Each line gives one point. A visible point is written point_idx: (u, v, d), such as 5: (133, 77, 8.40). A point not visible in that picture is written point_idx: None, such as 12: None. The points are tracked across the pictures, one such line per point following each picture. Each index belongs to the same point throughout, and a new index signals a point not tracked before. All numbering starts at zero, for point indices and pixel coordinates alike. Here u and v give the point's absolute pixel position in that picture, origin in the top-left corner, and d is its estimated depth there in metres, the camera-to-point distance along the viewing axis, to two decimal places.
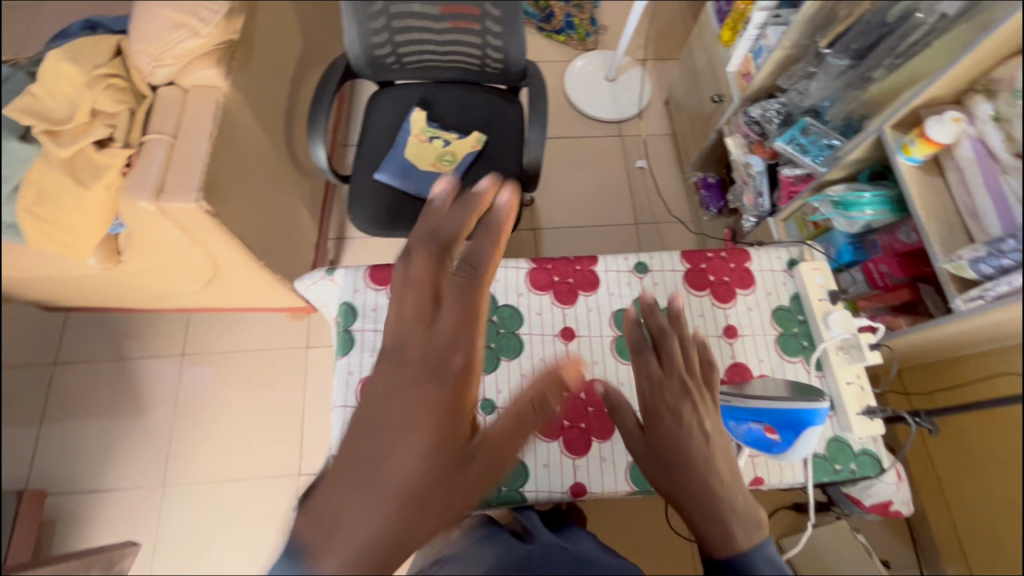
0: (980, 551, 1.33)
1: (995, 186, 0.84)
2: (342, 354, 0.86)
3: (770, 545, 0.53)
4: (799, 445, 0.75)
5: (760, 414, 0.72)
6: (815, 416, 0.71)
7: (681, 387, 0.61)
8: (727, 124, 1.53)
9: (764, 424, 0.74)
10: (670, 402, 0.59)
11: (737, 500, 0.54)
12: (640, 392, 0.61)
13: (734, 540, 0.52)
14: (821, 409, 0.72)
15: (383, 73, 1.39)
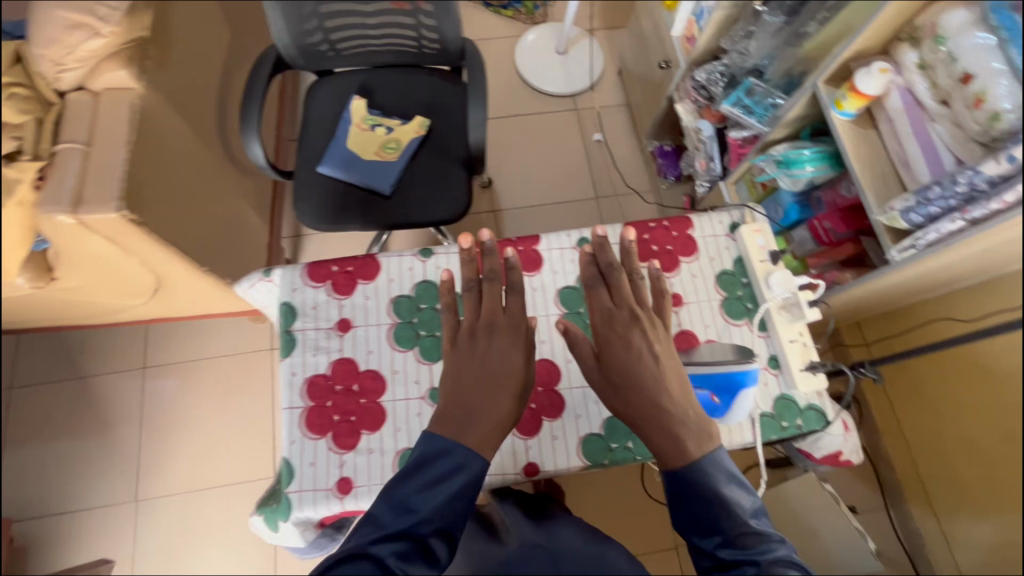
0: (940, 487, 1.39)
1: (923, 135, 0.85)
2: (285, 356, 0.85)
3: (720, 450, 0.63)
4: (736, 406, 0.76)
5: (699, 380, 0.74)
6: (746, 377, 0.73)
7: (630, 318, 0.73)
8: (676, 90, 1.50)
9: (705, 390, 0.75)
10: (620, 331, 0.72)
11: (687, 416, 0.65)
12: (598, 325, 0.75)
13: (685, 449, 0.63)
14: (752, 370, 0.73)
15: (319, 62, 1.34)
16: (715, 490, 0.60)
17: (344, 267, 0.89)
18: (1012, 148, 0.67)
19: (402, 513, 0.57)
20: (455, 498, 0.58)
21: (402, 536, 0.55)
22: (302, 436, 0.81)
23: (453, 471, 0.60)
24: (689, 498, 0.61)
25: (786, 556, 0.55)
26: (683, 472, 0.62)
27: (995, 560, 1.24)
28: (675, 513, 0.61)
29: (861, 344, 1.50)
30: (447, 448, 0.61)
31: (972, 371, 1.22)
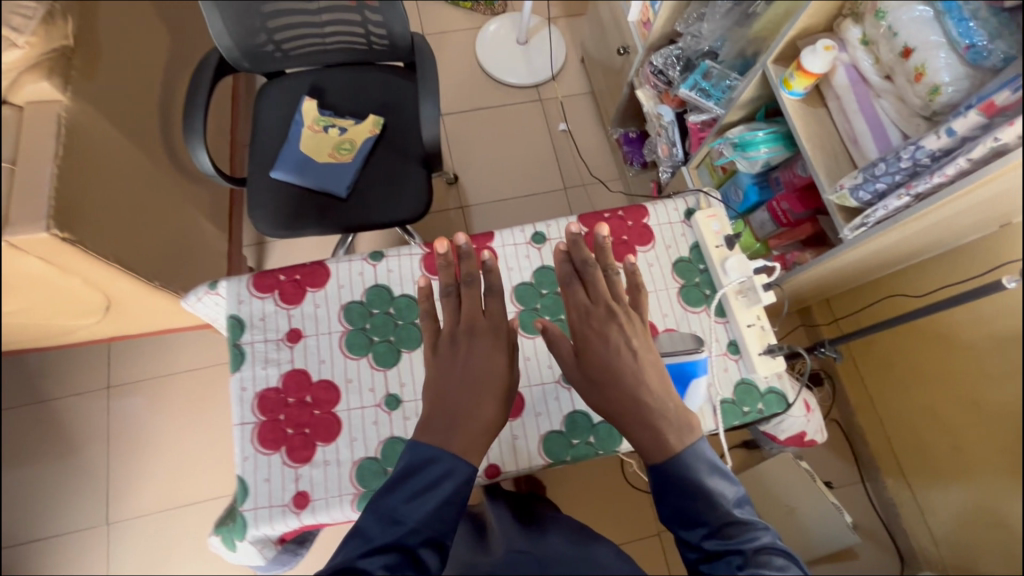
0: (912, 457, 1.41)
1: (870, 111, 0.85)
2: (234, 370, 0.82)
3: (702, 442, 0.62)
4: (691, 397, 0.78)
5: None
6: (697, 367, 0.75)
7: (608, 314, 0.72)
8: (636, 76, 1.48)
9: None
10: (597, 327, 0.71)
11: (667, 408, 0.63)
12: (575, 323, 0.73)
13: (667, 443, 0.61)
14: (701, 360, 0.75)
15: (266, 64, 1.30)
16: (697, 483, 0.59)
17: (292, 275, 0.86)
18: (952, 121, 0.67)
19: (390, 526, 0.56)
20: (442, 508, 0.57)
21: (392, 548, 0.55)
22: (255, 453, 0.78)
23: (440, 478, 0.59)
24: (671, 493, 0.60)
25: (771, 545, 0.55)
26: (662, 466, 0.60)
27: (966, 526, 1.26)
28: (660, 507, 0.61)
29: (830, 319, 1.50)
30: (434, 455, 0.60)
31: (944, 345, 1.24)
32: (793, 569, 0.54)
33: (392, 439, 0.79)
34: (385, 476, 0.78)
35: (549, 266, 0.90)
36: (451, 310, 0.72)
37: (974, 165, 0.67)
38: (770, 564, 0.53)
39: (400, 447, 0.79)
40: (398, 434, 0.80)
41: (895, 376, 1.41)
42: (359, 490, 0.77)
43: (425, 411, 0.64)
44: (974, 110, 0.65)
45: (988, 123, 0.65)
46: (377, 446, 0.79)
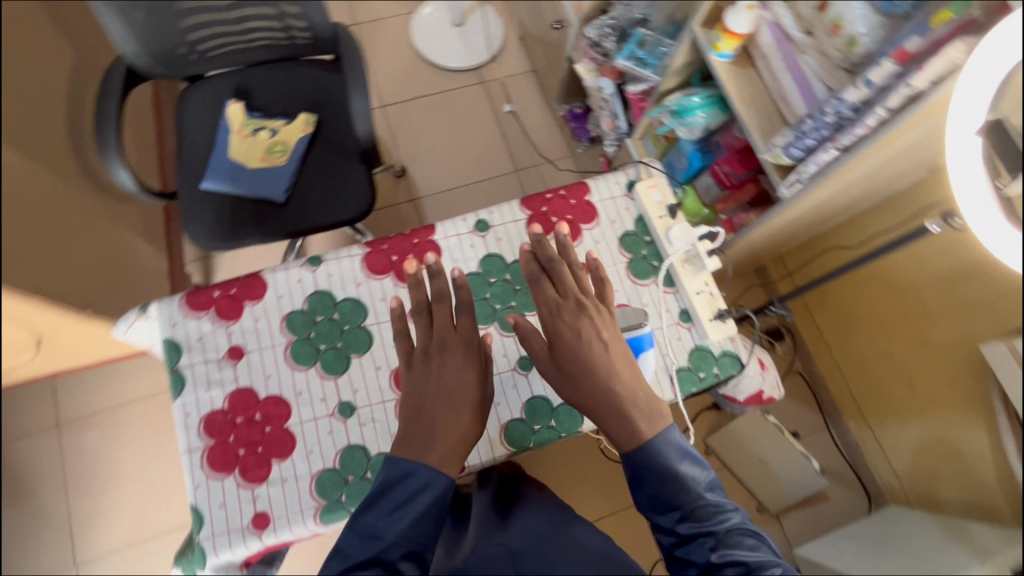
0: (870, 398, 1.45)
1: (795, 68, 0.85)
2: (175, 397, 0.78)
3: (673, 430, 0.62)
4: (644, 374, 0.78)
5: None
6: (642, 342, 0.75)
7: (578, 308, 0.69)
8: (574, 50, 1.43)
9: None
10: (569, 322, 0.68)
11: (629, 386, 0.64)
12: (545, 319, 0.70)
13: (633, 423, 0.62)
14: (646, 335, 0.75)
15: (182, 68, 1.22)
16: (672, 472, 0.60)
17: (227, 290, 0.82)
18: (869, 72, 0.68)
19: (369, 544, 0.56)
20: (420, 519, 0.57)
21: (372, 565, 0.55)
22: (207, 478, 0.75)
23: (418, 491, 0.58)
24: (645, 481, 0.61)
25: (741, 529, 0.58)
26: (636, 455, 0.61)
27: (925, 458, 1.32)
28: (636, 494, 0.62)
29: (783, 268, 1.48)
30: (411, 469, 0.59)
31: (894, 289, 1.30)
32: (763, 547, 0.57)
33: (350, 447, 0.77)
34: (346, 485, 0.76)
35: (495, 254, 0.88)
36: (423, 328, 0.70)
37: (893, 114, 0.69)
38: (742, 548, 0.56)
39: (359, 455, 0.77)
40: (355, 441, 0.78)
41: (850, 322, 1.45)
42: (321, 503, 0.75)
43: (400, 423, 0.63)
44: (888, 59, 0.65)
45: (902, 71, 0.66)
46: (334, 457, 0.77)
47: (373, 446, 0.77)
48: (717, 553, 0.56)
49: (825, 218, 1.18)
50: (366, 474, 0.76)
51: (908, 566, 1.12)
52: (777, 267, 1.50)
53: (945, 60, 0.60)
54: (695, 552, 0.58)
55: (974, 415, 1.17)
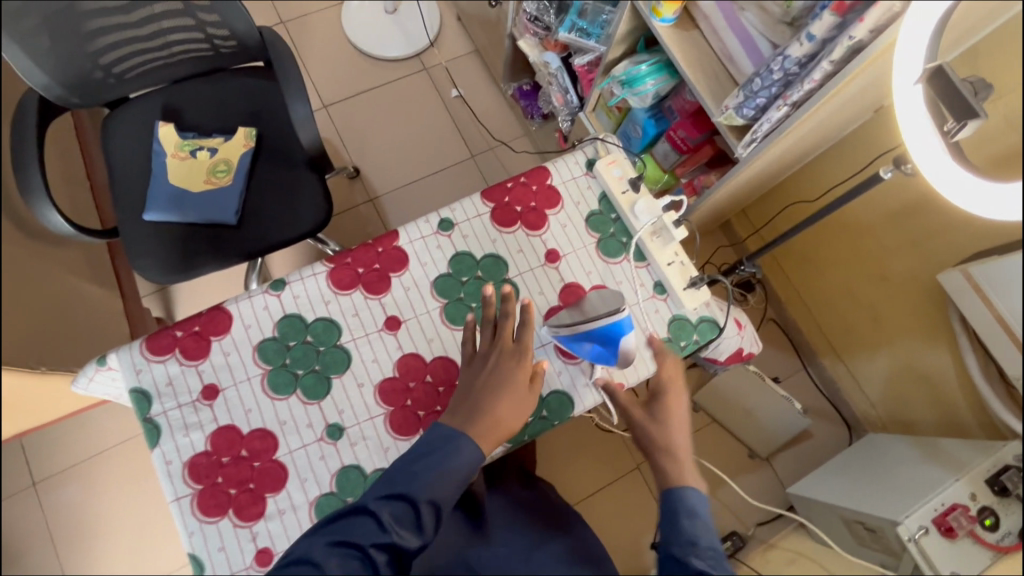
0: (842, 335, 1.49)
1: (738, 26, 0.85)
2: (152, 446, 0.75)
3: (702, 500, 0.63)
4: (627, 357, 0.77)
5: (584, 336, 0.75)
6: (622, 326, 0.74)
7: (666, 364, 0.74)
8: (513, 26, 1.42)
9: (594, 344, 0.76)
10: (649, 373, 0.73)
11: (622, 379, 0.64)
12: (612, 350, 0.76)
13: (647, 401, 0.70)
14: (625, 318, 0.74)
15: (100, 94, 1.14)
16: (702, 533, 0.59)
17: (190, 328, 0.78)
18: (810, 26, 0.67)
19: (400, 484, 0.61)
20: (448, 473, 0.63)
21: (399, 501, 0.60)
22: (201, 524, 0.73)
23: (453, 451, 0.64)
24: (677, 528, 0.60)
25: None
26: (680, 491, 0.63)
27: (897, 385, 1.39)
28: (663, 534, 0.62)
29: (745, 218, 1.50)
30: (455, 435, 0.65)
31: (855, 230, 1.34)
32: None
33: (345, 469, 0.76)
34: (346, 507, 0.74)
35: (464, 252, 0.86)
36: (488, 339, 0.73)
37: (837, 66, 0.69)
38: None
39: (355, 474, 0.76)
40: (349, 462, 0.76)
41: (816, 265, 1.48)
42: None
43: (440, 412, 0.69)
44: (827, 11, 0.65)
45: (841, 22, 0.66)
46: (330, 480, 0.75)
47: (368, 464, 0.76)
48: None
49: (786, 168, 1.19)
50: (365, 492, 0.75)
51: (891, 489, 1.18)
52: (740, 217, 1.50)
53: (882, 10, 0.60)
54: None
55: (936, 340, 1.24)
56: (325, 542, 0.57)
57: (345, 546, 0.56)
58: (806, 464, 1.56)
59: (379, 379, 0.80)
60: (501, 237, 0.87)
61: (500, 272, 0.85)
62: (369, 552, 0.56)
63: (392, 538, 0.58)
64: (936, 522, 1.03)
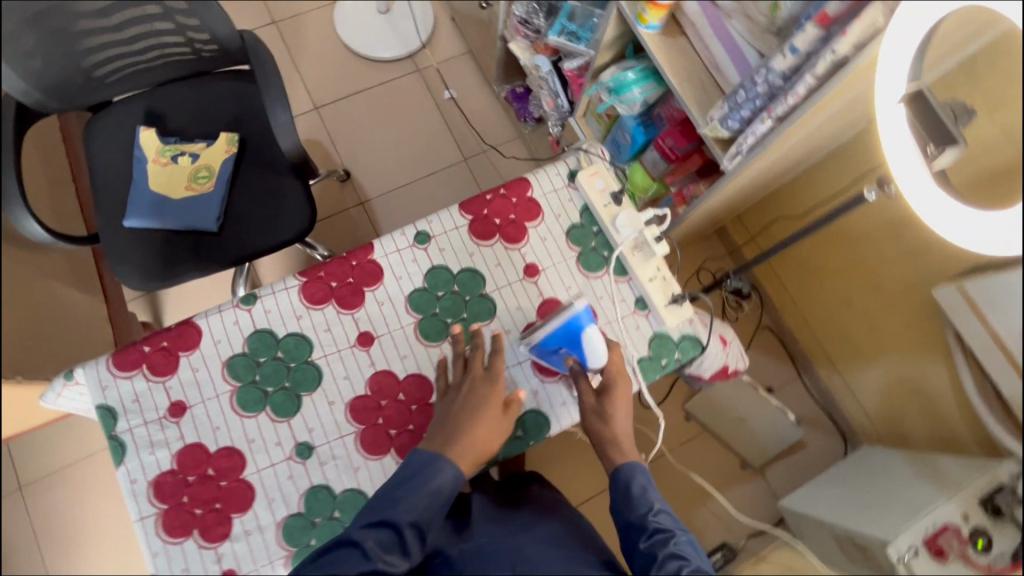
0: (838, 344, 1.46)
1: (724, 33, 0.82)
2: (118, 464, 0.74)
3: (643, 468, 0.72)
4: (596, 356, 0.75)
5: (549, 341, 0.76)
6: (579, 321, 0.74)
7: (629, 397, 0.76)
8: (504, 28, 1.37)
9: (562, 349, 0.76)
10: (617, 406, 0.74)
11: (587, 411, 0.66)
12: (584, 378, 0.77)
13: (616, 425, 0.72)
14: (582, 312, 0.75)
15: (81, 98, 1.12)
16: (654, 498, 0.70)
17: (158, 343, 0.77)
18: (793, 39, 0.65)
19: (381, 511, 0.63)
20: (427, 495, 0.64)
21: (382, 528, 0.62)
22: (165, 544, 0.72)
23: (431, 476, 0.65)
24: (632, 500, 0.70)
25: (701, 560, 0.65)
26: (629, 469, 0.72)
27: (893, 400, 1.36)
28: (619, 508, 0.71)
29: (740, 225, 1.47)
30: (433, 458, 0.67)
31: (851, 240, 1.31)
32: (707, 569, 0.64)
33: (313, 489, 0.74)
34: (314, 528, 0.73)
35: (440, 265, 0.84)
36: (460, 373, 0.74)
37: (821, 80, 0.66)
38: (699, 565, 0.64)
39: (324, 494, 0.74)
40: (318, 482, 0.75)
41: (812, 273, 1.45)
42: (291, 550, 0.72)
43: None
44: (810, 23, 0.63)
45: (825, 35, 0.63)
46: (298, 501, 0.74)
47: (337, 484, 0.75)
48: (689, 570, 0.62)
49: (780, 176, 1.16)
50: (333, 513, 0.74)
51: (884, 506, 1.16)
52: (734, 223, 1.47)
53: (866, 22, 0.58)
54: (663, 563, 0.64)
55: (931, 353, 1.20)
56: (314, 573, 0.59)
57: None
58: (799, 476, 1.53)
59: (351, 397, 0.78)
60: (479, 250, 0.85)
61: (477, 287, 0.83)
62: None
63: (377, 564, 0.59)
64: (925, 544, 1.02)
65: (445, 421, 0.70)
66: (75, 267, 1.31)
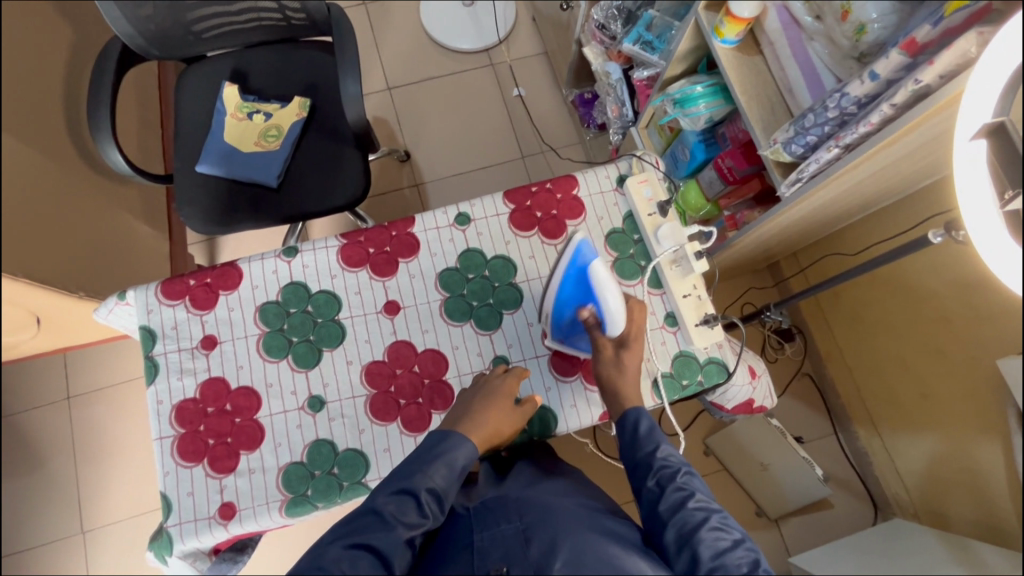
0: (882, 404, 1.36)
1: (803, 55, 0.80)
2: (149, 383, 0.79)
3: (645, 413, 0.68)
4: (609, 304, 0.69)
5: (560, 298, 0.76)
6: (579, 257, 0.71)
7: None
8: (581, 32, 1.36)
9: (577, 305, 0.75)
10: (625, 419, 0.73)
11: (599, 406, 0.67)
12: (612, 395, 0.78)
13: (624, 418, 0.69)
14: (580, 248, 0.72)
15: (179, 50, 1.21)
16: (662, 437, 0.66)
17: (202, 279, 0.82)
18: (875, 64, 0.64)
19: (401, 479, 0.61)
20: (444, 466, 0.63)
21: (404, 496, 0.60)
22: (177, 466, 0.76)
23: (446, 449, 0.64)
24: (638, 440, 0.66)
25: (708, 492, 0.62)
26: (635, 413, 0.68)
27: (935, 478, 1.24)
28: (625, 449, 0.67)
29: (794, 262, 1.40)
30: (446, 432, 0.65)
31: (908, 295, 1.21)
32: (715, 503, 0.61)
33: (318, 442, 0.77)
34: (312, 479, 0.75)
35: (475, 249, 0.85)
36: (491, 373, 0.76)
37: (899, 111, 0.63)
38: (706, 496, 0.61)
39: (327, 449, 0.76)
40: (323, 436, 0.77)
41: (862, 325, 1.36)
42: (287, 496, 0.75)
43: None
44: (895, 49, 0.61)
45: (911, 63, 0.61)
46: (302, 450, 0.76)
47: (341, 441, 0.77)
48: (695, 501, 0.60)
49: (847, 214, 1.09)
50: (332, 469, 0.76)
51: None
52: (789, 258, 1.41)
53: (956, 53, 0.55)
54: (666, 495, 0.61)
55: (988, 431, 1.06)
56: (341, 545, 0.56)
57: (361, 548, 0.55)
58: (817, 535, 1.43)
59: (368, 360, 0.80)
60: (515, 240, 0.85)
61: (507, 275, 0.83)
62: (387, 547, 0.56)
63: (400, 529, 0.57)
64: None
65: (460, 410, 0.71)
66: (147, 203, 1.41)
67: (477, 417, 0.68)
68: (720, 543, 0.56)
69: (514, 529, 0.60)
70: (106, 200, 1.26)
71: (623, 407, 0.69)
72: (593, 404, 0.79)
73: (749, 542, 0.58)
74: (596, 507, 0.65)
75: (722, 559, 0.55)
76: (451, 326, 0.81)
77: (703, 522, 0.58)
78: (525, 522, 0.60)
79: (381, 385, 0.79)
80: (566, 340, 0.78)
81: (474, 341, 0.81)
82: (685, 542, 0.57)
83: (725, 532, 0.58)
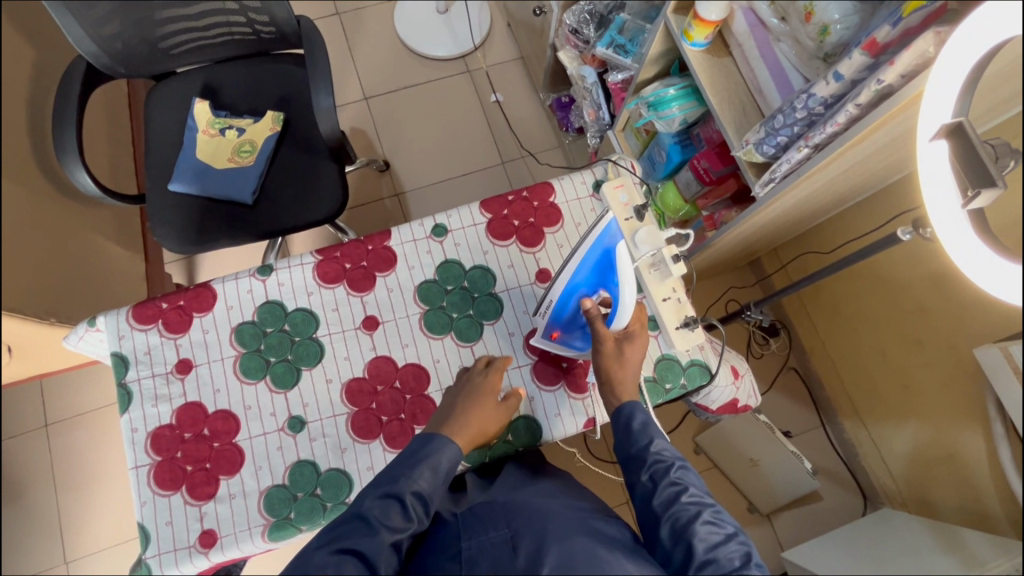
0: (865, 395, 1.37)
1: (770, 55, 0.81)
2: (122, 412, 0.77)
3: (638, 408, 0.68)
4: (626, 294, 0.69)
5: (569, 286, 0.71)
6: (607, 238, 0.67)
7: None
8: (555, 37, 1.36)
9: (582, 293, 0.72)
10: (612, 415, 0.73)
11: None
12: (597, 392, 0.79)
13: (617, 413, 0.69)
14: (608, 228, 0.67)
15: (147, 67, 1.19)
16: (655, 432, 0.66)
17: (175, 302, 0.80)
18: (839, 65, 0.64)
19: (385, 483, 0.60)
20: (428, 469, 0.62)
21: (389, 499, 0.59)
22: (154, 495, 0.74)
23: (431, 451, 0.63)
24: (632, 435, 0.66)
25: (701, 486, 0.62)
26: (629, 408, 0.68)
27: (920, 466, 1.26)
28: (619, 444, 0.68)
29: (775, 259, 1.41)
30: (431, 435, 0.65)
31: (887, 288, 1.22)
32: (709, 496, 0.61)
33: (300, 463, 0.75)
34: (294, 501, 0.74)
35: (453, 260, 0.84)
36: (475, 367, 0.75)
37: (865, 110, 0.64)
38: (699, 491, 0.61)
39: (308, 471, 0.75)
40: (305, 457, 0.76)
41: (844, 318, 1.38)
42: (269, 520, 0.73)
43: None
44: (858, 50, 0.62)
45: (873, 63, 0.62)
46: (284, 473, 0.75)
47: (323, 462, 0.75)
48: (687, 496, 0.59)
49: (822, 211, 1.10)
50: (315, 491, 0.74)
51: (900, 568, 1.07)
52: (770, 256, 1.41)
53: (915, 52, 0.56)
54: (659, 491, 0.61)
55: (970, 418, 1.07)
56: (328, 550, 0.54)
57: (348, 553, 0.54)
58: (810, 528, 1.44)
59: (348, 378, 0.79)
60: (493, 250, 0.85)
61: (486, 286, 0.83)
62: (372, 551, 0.55)
63: (386, 532, 0.56)
64: None
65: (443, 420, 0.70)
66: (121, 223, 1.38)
67: (461, 421, 0.68)
68: (713, 537, 0.56)
69: (502, 537, 0.59)
70: (77, 222, 1.23)
71: (619, 402, 0.70)
72: (578, 411, 0.79)
73: (742, 536, 0.57)
74: (584, 508, 0.65)
75: (715, 553, 0.55)
76: (432, 339, 0.81)
77: (696, 515, 0.58)
78: (513, 529, 0.60)
79: (363, 401, 0.78)
80: (558, 338, 0.76)
81: (456, 353, 0.80)
82: (680, 536, 0.57)
83: (718, 527, 0.57)
